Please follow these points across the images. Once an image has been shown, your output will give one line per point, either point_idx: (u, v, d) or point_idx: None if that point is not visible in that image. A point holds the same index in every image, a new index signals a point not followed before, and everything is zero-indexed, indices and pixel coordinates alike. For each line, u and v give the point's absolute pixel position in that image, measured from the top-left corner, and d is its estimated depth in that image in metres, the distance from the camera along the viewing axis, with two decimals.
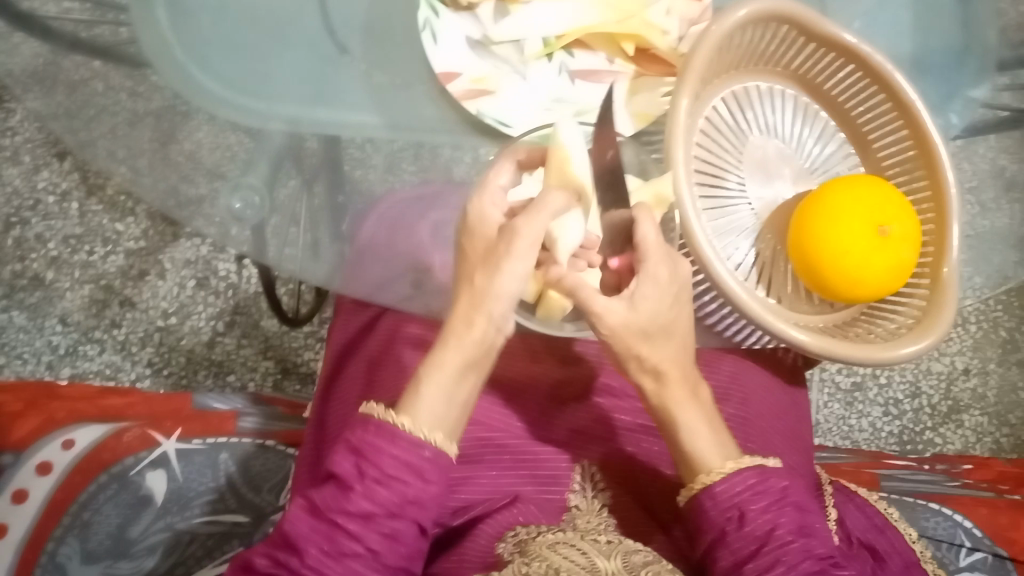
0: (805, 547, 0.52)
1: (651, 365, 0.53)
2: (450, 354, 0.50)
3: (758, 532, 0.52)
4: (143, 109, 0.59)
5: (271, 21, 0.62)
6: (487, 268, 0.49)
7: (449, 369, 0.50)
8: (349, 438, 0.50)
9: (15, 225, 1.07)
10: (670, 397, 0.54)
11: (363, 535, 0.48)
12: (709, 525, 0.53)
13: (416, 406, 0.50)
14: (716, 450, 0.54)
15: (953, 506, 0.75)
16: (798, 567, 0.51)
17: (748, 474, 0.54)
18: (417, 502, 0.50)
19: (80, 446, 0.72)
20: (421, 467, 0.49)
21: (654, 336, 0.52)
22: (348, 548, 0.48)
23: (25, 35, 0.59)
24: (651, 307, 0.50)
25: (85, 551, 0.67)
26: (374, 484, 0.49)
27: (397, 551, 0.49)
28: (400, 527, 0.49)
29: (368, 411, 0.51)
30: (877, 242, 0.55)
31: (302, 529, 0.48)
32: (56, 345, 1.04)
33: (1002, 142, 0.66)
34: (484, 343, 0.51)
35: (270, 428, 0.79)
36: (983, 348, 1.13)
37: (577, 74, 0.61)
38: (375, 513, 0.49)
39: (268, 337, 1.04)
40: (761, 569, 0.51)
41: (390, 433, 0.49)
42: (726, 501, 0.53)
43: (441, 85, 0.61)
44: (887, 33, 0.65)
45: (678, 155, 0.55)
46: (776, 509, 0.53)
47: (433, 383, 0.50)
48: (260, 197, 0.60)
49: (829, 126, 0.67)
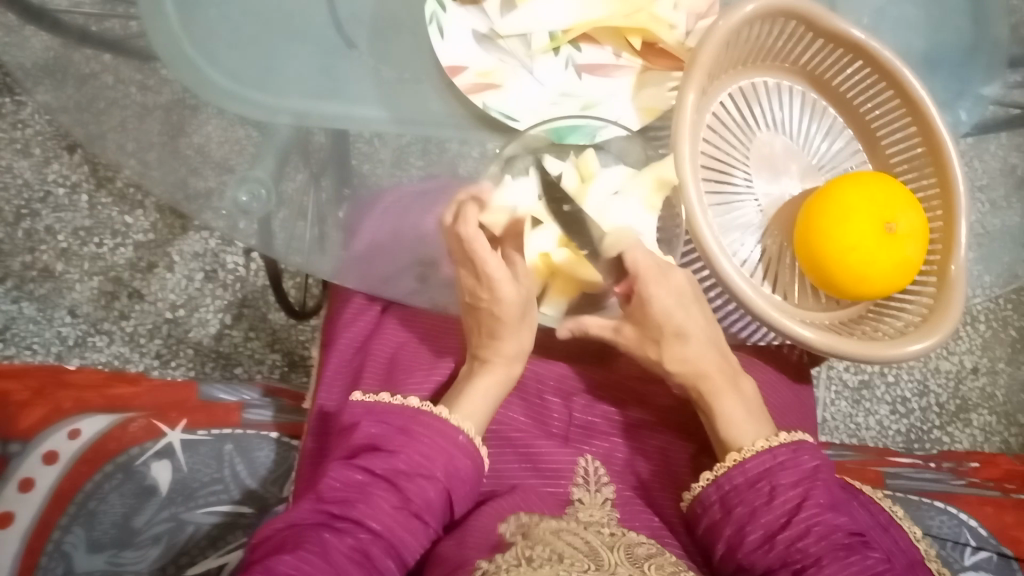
0: (834, 521, 0.53)
1: (678, 329, 0.56)
2: (485, 381, 0.59)
3: (788, 504, 0.53)
4: (152, 102, 0.59)
5: (278, 15, 0.62)
6: (516, 330, 0.58)
7: (490, 389, 0.59)
8: (390, 418, 0.57)
9: (25, 217, 1.08)
10: (706, 365, 0.58)
11: (407, 489, 0.54)
12: (741, 502, 0.55)
13: (461, 407, 0.58)
14: (749, 428, 0.58)
15: (958, 505, 0.74)
16: (829, 538, 0.52)
17: (778, 451, 0.55)
18: (453, 476, 0.56)
19: (87, 436, 0.73)
20: (455, 447, 0.56)
21: (683, 305, 0.56)
22: (394, 504, 0.53)
23: (35, 28, 0.60)
24: (672, 287, 0.55)
25: (91, 540, 0.68)
26: (416, 454, 0.55)
27: (433, 512, 0.55)
28: (437, 495, 0.55)
29: (402, 403, 0.58)
30: (883, 238, 0.55)
31: (350, 485, 0.54)
32: (65, 336, 1.04)
33: (1014, 139, 0.67)
34: (518, 373, 0.60)
35: (275, 420, 0.79)
36: (993, 347, 1.12)
37: (584, 68, 0.61)
38: (419, 474, 0.54)
39: (275, 330, 1.05)
40: (794, 537, 0.52)
41: (430, 421, 0.57)
42: (755, 475, 0.55)
43: (448, 79, 0.61)
44: (898, 28, 0.64)
45: (684, 147, 0.54)
46: (807, 483, 0.54)
47: (477, 391, 0.59)
48: (267, 189, 0.61)
49: (838, 121, 0.67)
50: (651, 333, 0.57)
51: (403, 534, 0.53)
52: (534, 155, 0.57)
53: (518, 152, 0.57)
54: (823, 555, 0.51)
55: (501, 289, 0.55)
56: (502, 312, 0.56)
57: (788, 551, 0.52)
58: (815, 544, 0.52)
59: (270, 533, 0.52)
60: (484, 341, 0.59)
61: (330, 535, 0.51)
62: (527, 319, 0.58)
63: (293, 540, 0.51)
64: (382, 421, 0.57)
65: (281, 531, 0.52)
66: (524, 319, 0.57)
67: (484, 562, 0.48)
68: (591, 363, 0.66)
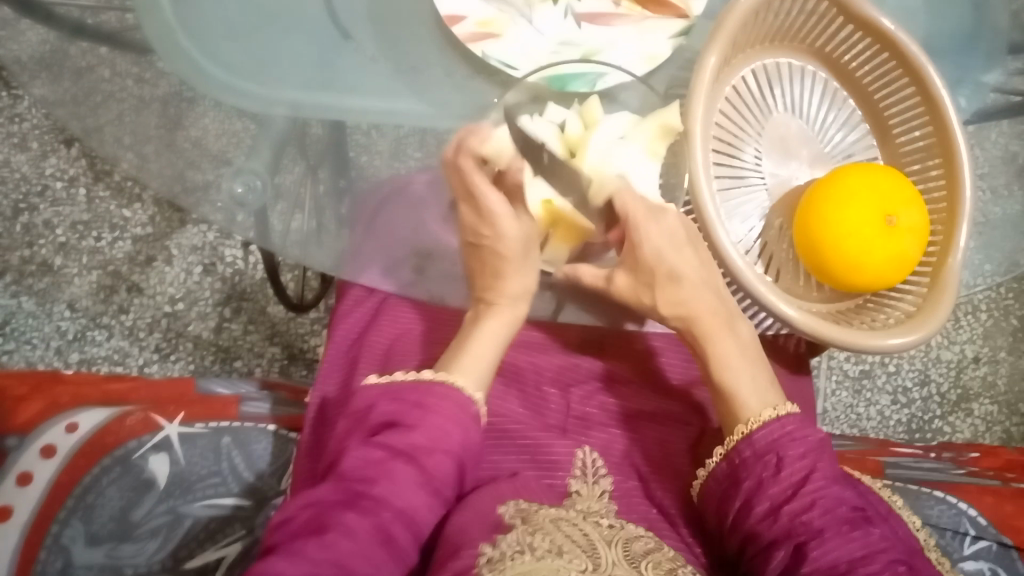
0: (841, 495, 0.51)
1: (672, 274, 0.56)
2: (487, 334, 0.58)
3: (794, 477, 0.51)
4: (149, 95, 0.59)
5: (274, 4, 0.61)
6: (518, 266, 0.57)
7: (490, 345, 0.58)
8: (405, 394, 0.54)
9: (23, 211, 1.08)
10: (702, 311, 0.58)
11: (425, 466, 0.52)
12: (747, 474, 0.53)
13: (463, 369, 0.57)
14: (753, 399, 0.56)
15: (958, 495, 0.74)
16: (834, 512, 0.50)
17: (786, 421, 0.54)
18: (467, 447, 0.55)
19: (85, 429, 0.73)
20: (467, 418, 0.55)
21: (676, 251, 0.56)
22: (416, 481, 0.51)
23: (30, 21, 0.60)
24: (668, 229, 0.56)
25: (88, 534, 0.68)
26: (435, 428, 0.53)
27: (449, 485, 0.53)
28: (454, 467, 0.54)
29: (416, 375, 0.55)
30: (883, 231, 0.55)
31: (371, 465, 0.51)
32: (65, 331, 1.04)
33: (1015, 127, 0.66)
34: (524, 313, 0.59)
35: (274, 413, 0.78)
36: (994, 336, 1.12)
37: (583, 17, 0.61)
38: (437, 448, 0.53)
39: (275, 323, 1.05)
40: (799, 509, 0.50)
41: (444, 391, 0.55)
42: (764, 447, 0.53)
43: (446, 27, 0.61)
44: (901, 12, 0.63)
45: (699, 106, 0.56)
46: (815, 454, 0.52)
47: (478, 345, 0.58)
48: (262, 181, 0.59)
49: (856, 114, 0.66)
50: (642, 279, 0.57)
51: (424, 511, 0.51)
52: (537, 103, 0.57)
53: (523, 100, 0.57)
54: (827, 529, 0.50)
55: (502, 225, 0.55)
56: (502, 248, 0.56)
57: (792, 524, 0.50)
58: (819, 517, 0.50)
59: (288, 519, 0.48)
60: (485, 283, 0.58)
61: (354, 515, 0.48)
62: (530, 258, 0.57)
63: (318, 526, 0.47)
64: (395, 398, 0.54)
65: (302, 513, 0.48)
66: (529, 257, 0.57)
67: (488, 546, 0.47)
68: (590, 354, 0.66)
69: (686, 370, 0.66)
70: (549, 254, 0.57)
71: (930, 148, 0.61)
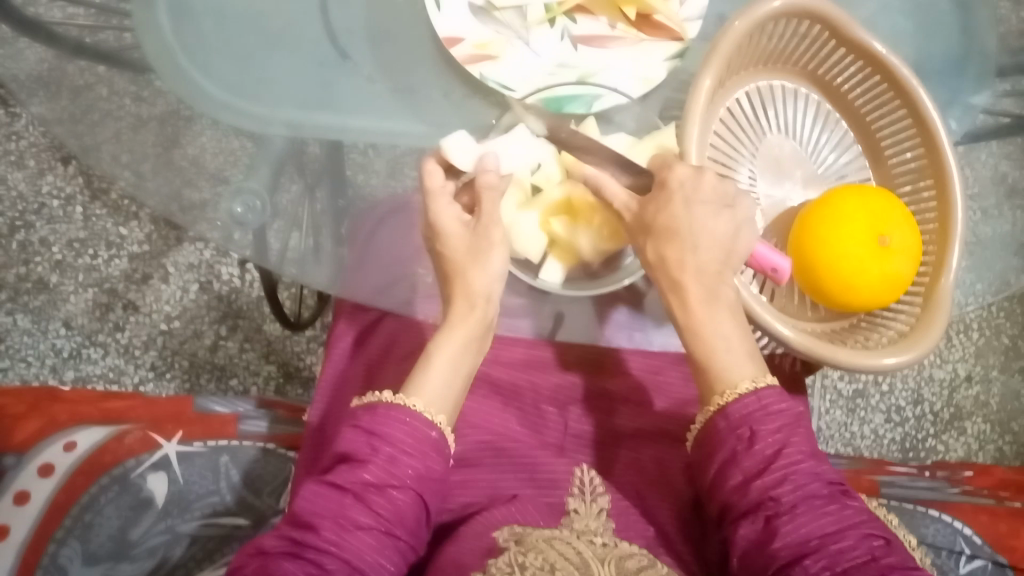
0: (815, 469, 0.51)
1: (666, 257, 0.53)
2: (446, 355, 0.55)
3: (767, 451, 0.51)
4: (146, 113, 0.60)
5: (275, 26, 0.62)
6: (476, 262, 0.54)
7: (448, 365, 0.55)
8: (360, 420, 0.53)
9: (20, 229, 1.08)
10: (693, 294, 0.53)
11: (376, 502, 0.50)
12: (720, 446, 0.52)
13: (419, 389, 0.54)
14: (737, 364, 0.53)
15: (953, 514, 0.75)
16: (805, 488, 0.50)
17: (763, 393, 0.52)
18: (425, 477, 0.52)
19: (83, 449, 0.72)
20: (426, 446, 0.53)
21: (660, 231, 0.53)
22: (363, 521, 0.50)
23: (29, 40, 0.61)
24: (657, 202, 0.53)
25: (86, 553, 0.68)
26: (387, 460, 0.51)
27: (404, 523, 0.51)
28: (409, 501, 0.51)
29: (373, 399, 0.54)
30: (876, 252, 0.56)
31: (319, 508, 0.50)
32: (60, 348, 1.04)
33: (1004, 149, 0.66)
34: (489, 315, 0.56)
35: (271, 432, 0.77)
36: (986, 355, 1.13)
37: (579, 39, 0.62)
38: (389, 484, 0.51)
39: (271, 341, 1.05)
40: (768, 484, 0.50)
41: (401, 416, 0.53)
42: (739, 419, 0.52)
43: (445, 49, 0.62)
44: (891, 38, 0.65)
45: (692, 134, 0.56)
46: (789, 429, 0.51)
47: (441, 362, 0.55)
48: (261, 201, 0.60)
49: (848, 135, 0.67)
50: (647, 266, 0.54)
51: (375, 556, 0.49)
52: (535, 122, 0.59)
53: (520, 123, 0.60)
54: (799, 504, 0.49)
55: (443, 222, 0.54)
56: (451, 252, 0.54)
57: (762, 497, 0.50)
58: (790, 493, 0.50)
59: (238, 565, 0.49)
60: (449, 283, 0.55)
61: (291, 564, 0.47)
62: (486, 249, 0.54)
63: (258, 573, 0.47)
64: (349, 429, 0.53)
65: (251, 561, 0.48)
66: (484, 254, 0.54)
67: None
68: (588, 372, 0.66)
69: (685, 387, 0.67)
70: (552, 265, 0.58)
71: (922, 169, 0.63)
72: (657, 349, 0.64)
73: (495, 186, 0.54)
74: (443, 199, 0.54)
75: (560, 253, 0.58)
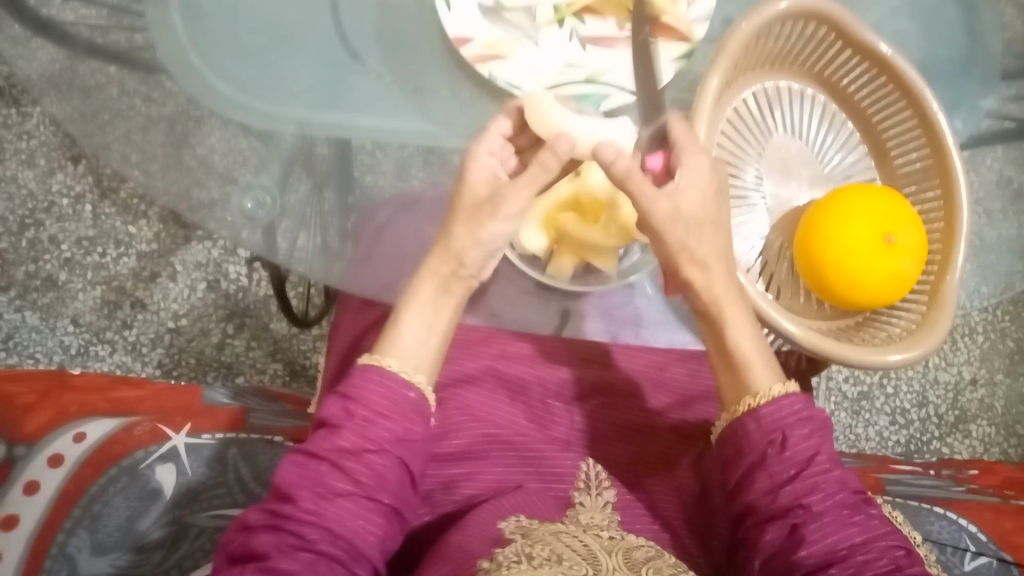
0: (841, 478, 0.51)
1: (695, 254, 0.53)
2: (417, 312, 0.56)
3: (801, 456, 0.51)
4: (156, 113, 0.61)
5: (286, 24, 0.63)
6: (472, 224, 0.54)
7: (421, 327, 0.56)
8: (337, 386, 0.54)
9: (29, 227, 1.09)
10: (719, 290, 0.54)
11: (354, 468, 0.50)
12: (750, 449, 0.52)
13: (392, 348, 0.55)
14: (764, 370, 0.54)
15: (959, 511, 0.74)
16: (835, 497, 0.49)
17: (794, 399, 0.52)
18: (405, 441, 0.52)
19: (92, 439, 0.73)
20: (405, 408, 0.53)
21: (695, 229, 0.53)
22: (341, 488, 0.50)
23: (43, 40, 0.61)
24: (691, 202, 0.52)
25: (95, 543, 0.67)
26: (363, 422, 0.51)
27: (385, 488, 0.51)
28: (389, 464, 0.51)
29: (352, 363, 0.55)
30: (882, 250, 0.56)
31: (297, 477, 0.50)
32: (68, 345, 1.05)
33: (1009, 154, 0.66)
34: (467, 279, 0.56)
35: (281, 425, 0.79)
36: (991, 358, 1.13)
37: (588, 40, 0.63)
38: (365, 449, 0.51)
39: (278, 339, 1.05)
40: (800, 491, 0.50)
41: (379, 376, 0.53)
42: (770, 424, 0.52)
43: (454, 49, 0.63)
44: (898, 41, 0.65)
45: (701, 130, 0.56)
46: (820, 436, 0.52)
47: (412, 319, 0.56)
48: (271, 197, 0.62)
49: (854, 136, 0.68)
50: (669, 259, 0.54)
51: (356, 521, 0.49)
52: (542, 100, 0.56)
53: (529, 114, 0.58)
54: (827, 513, 0.49)
55: (472, 170, 0.54)
56: (460, 203, 0.54)
57: (791, 504, 0.50)
58: (820, 501, 0.49)
59: (227, 540, 0.50)
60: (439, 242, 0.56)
61: (270, 536, 0.48)
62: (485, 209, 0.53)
63: (244, 555, 0.48)
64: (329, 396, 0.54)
65: (236, 536, 0.50)
66: (483, 218, 0.53)
67: (488, 560, 0.47)
68: (595, 368, 0.66)
69: (690, 383, 0.67)
70: (552, 270, 0.59)
71: (928, 169, 0.63)
72: (663, 345, 0.65)
73: (551, 168, 0.52)
74: (490, 156, 0.54)
75: (563, 253, 0.58)
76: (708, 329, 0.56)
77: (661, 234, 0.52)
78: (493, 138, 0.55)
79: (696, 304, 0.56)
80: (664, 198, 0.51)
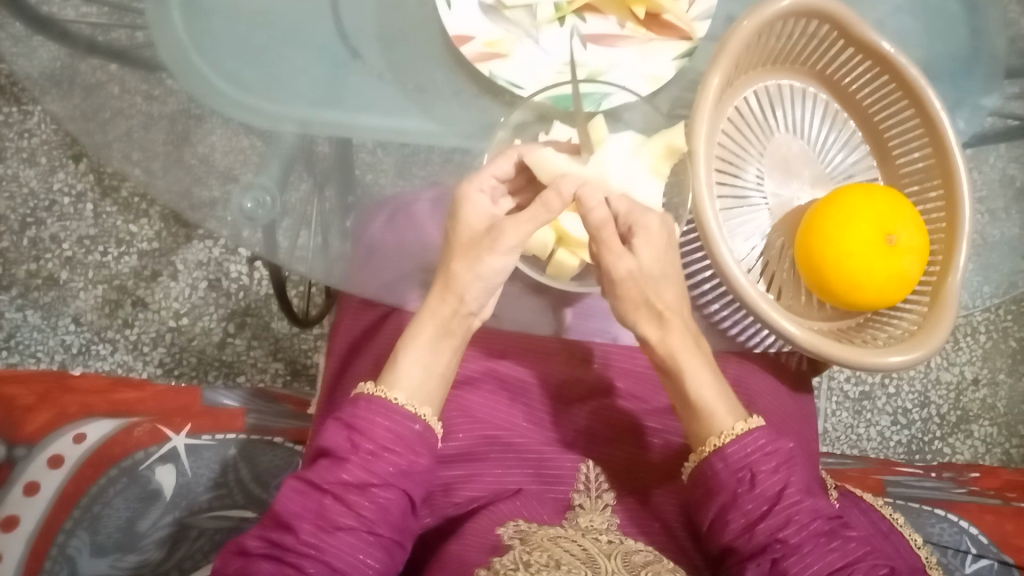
0: (814, 507, 0.52)
1: (653, 307, 0.55)
2: (415, 354, 0.55)
3: (769, 492, 0.52)
4: (158, 112, 0.60)
5: (286, 23, 0.62)
6: (469, 260, 0.54)
7: (419, 368, 0.55)
8: (341, 413, 0.53)
9: (31, 225, 1.09)
10: (675, 344, 0.56)
11: (357, 503, 0.51)
12: (720, 488, 0.53)
13: (398, 381, 0.55)
14: (724, 410, 0.56)
15: (960, 513, 0.74)
16: (809, 527, 0.51)
17: (757, 435, 0.54)
18: (408, 474, 0.53)
19: (92, 440, 0.73)
20: (409, 440, 0.53)
21: (655, 282, 0.55)
22: (343, 522, 0.51)
23: (43, 39, 0.61)
24: (653, 255, 0.54)
25: (94, 544, 0.68)
26: (367, 456, 0.52)
27: (388, 521, 0.52)
28: (393, 498, 0.52)
29: (355, 391, 0.55)
30: (884, 250, 0.55)
31: (299, 507, 0.51)
32: (69, 344, 1.05)
33: (1012, 152, 0.66)
34: (465, 329, 0.56)
35: (282, 426, 0.80)
36: (993, 358, 1.12)
37: (588, 38, 0.62)
38: (370, 483, 0.51)
39: (278, 339, 1.05)
40: (774, 527, 0.51)
41: (385, 408, 0.53)
42: (737, 463, 0.53)
43: (455, 48, 0.62)
44: (900, 39, 0.65)
45: (701, 131, 0.55)
46: (786, 469, 0.53)
47: (411, 356, 0.55)
48: (271, 196, 0.60)
49: (856, 134, 0.67)
50: (627, 312, 0.56)
51: (357, 555, 0.50)
52: (543, 121, 0.60)
53: (530, 119, 0.60)
54: (805, 543, 0.51)
55: (464, 210, 0.54)
56: (456, 237, 0.55)
57: (769, 540, 0.51)
58: (796, 534, 0.51)
59: (222, 562, 0.51)
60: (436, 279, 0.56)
61: (270, 565, 0.49)
62: (478, 250, 0.54)
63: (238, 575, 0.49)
64: (331, 424, 0.54)
65: (232, 560, 0.50)
66: (478, 255, 0.54)
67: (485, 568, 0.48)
68: (596, 367, 0.66)
69: None
70: (552, 272, 0.58)
71: (930, 169, 0.63)
72: None
73: (552, 207, 0.52)
74: (482, 194, 0.55)
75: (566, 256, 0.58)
76: (669, 381, 0.58)
77: (620, 291, 0.55)
78: (490, 176, 0.55)
79: (655, 358, 0.57)
80: (627, 256, 0.54)
